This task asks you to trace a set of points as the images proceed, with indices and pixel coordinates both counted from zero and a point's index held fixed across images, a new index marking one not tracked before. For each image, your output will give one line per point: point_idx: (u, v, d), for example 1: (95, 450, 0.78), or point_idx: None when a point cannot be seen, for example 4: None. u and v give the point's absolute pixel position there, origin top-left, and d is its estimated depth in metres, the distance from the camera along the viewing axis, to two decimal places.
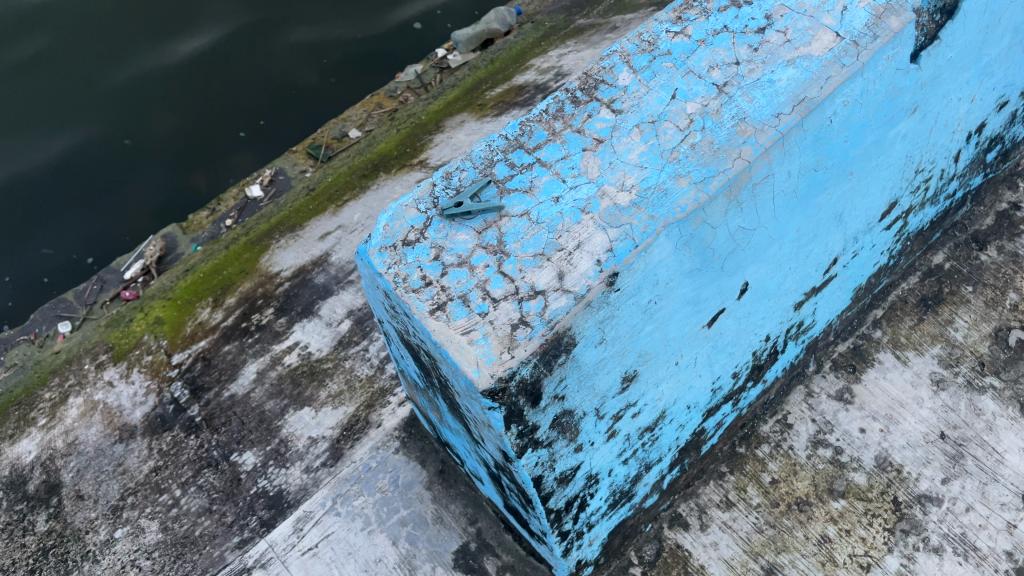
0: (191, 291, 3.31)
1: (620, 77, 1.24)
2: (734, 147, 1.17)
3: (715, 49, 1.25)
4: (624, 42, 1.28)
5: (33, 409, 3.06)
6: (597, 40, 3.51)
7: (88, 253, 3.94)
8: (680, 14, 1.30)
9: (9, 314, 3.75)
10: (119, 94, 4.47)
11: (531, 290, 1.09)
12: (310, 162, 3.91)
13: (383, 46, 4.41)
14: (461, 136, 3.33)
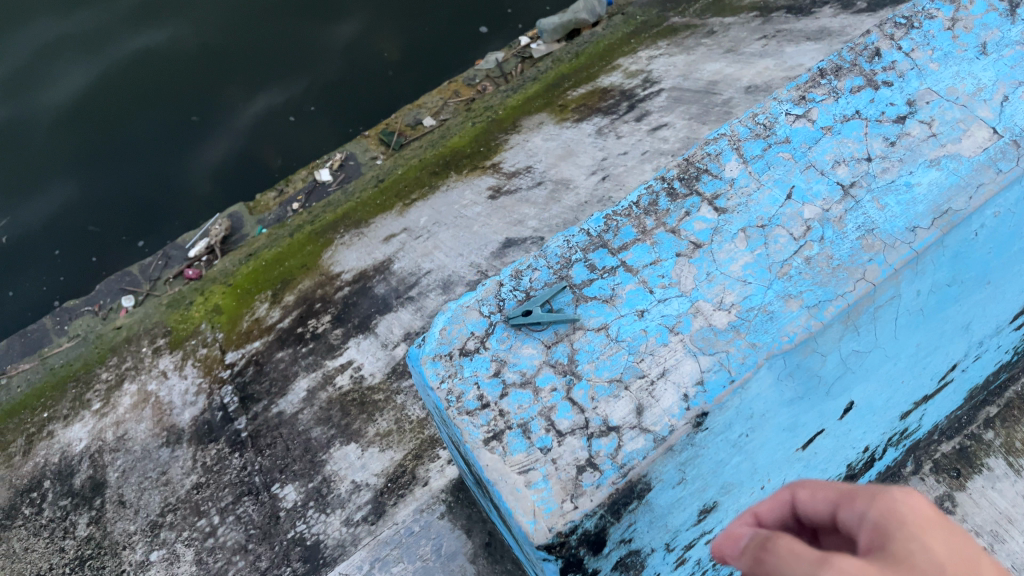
0: (251, 280, 3.25)
1: (727, 166, 1.10)
2: (857, 266, 0.98)
3: (843, 139, 1.08)
4: (735, 124, 1.14)
5: (89, 389, 3.09)
6: (692, 44, 3.27)
7: (143, 233, 3.90)
8: (804, 92, 1.14)
9: (60, 292, 3.75)
10: (178, 65, 4.32)
11: (604, 425, 0.94)
12: (382, 149, 3.80)
13: (460, 25, 4.26)
14: (538, 141, 3.15)
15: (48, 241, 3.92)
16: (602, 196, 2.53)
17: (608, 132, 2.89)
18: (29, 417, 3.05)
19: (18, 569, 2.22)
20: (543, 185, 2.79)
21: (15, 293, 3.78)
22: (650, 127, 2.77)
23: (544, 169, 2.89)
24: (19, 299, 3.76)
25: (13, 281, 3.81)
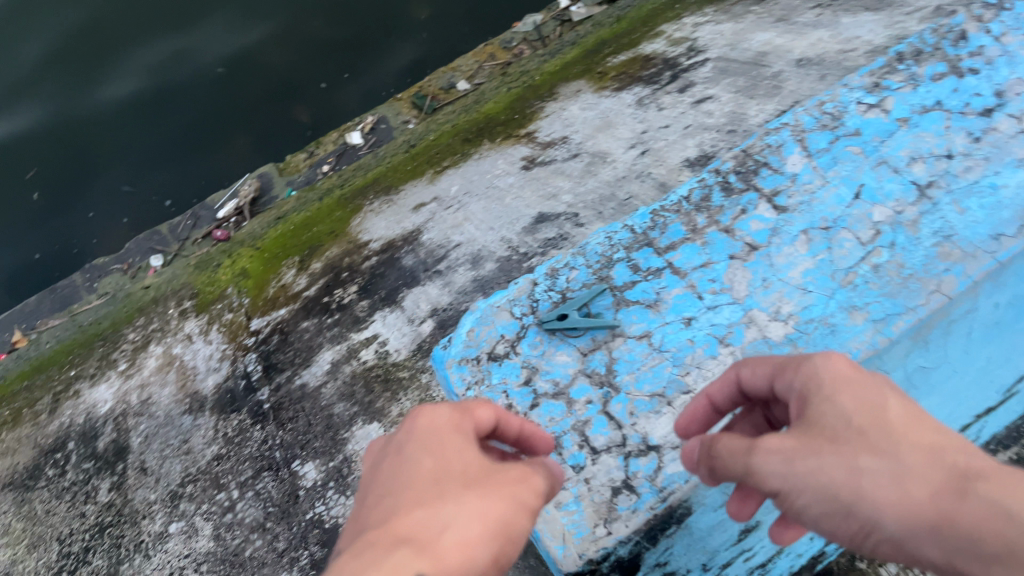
0: (279, 245, 3.20)
1: (790, 159, 1.44)
2: (932, 277, 1.24)
3: (918, 134, 1.42)
4: (803, 115, 1.50)
5: (115, 349, 3.06)
6: (740, 11, 3.11)
7: (175, 191, 3.87)
8: (879, 80, 1.50)
9: (92, 253, 3.74)
10: None
11: (643, 445, 1.20)
12: (414, 113, 3.72)
13: None
14: (575, 110, 3.04)
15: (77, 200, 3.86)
16: (641, 172, 2.45)
17: (649, 103, 2.77)
18: (56, 375, 3.05)
19: (38, 533, 2.21)
20: (580, 157, 2.69)
21: (46, 256, 3.74)
22: (694, 99, 2.65)
23: (581, 140, 2.79)
24: (52, 261, 3.72)
25: (44, 241, 3.75)
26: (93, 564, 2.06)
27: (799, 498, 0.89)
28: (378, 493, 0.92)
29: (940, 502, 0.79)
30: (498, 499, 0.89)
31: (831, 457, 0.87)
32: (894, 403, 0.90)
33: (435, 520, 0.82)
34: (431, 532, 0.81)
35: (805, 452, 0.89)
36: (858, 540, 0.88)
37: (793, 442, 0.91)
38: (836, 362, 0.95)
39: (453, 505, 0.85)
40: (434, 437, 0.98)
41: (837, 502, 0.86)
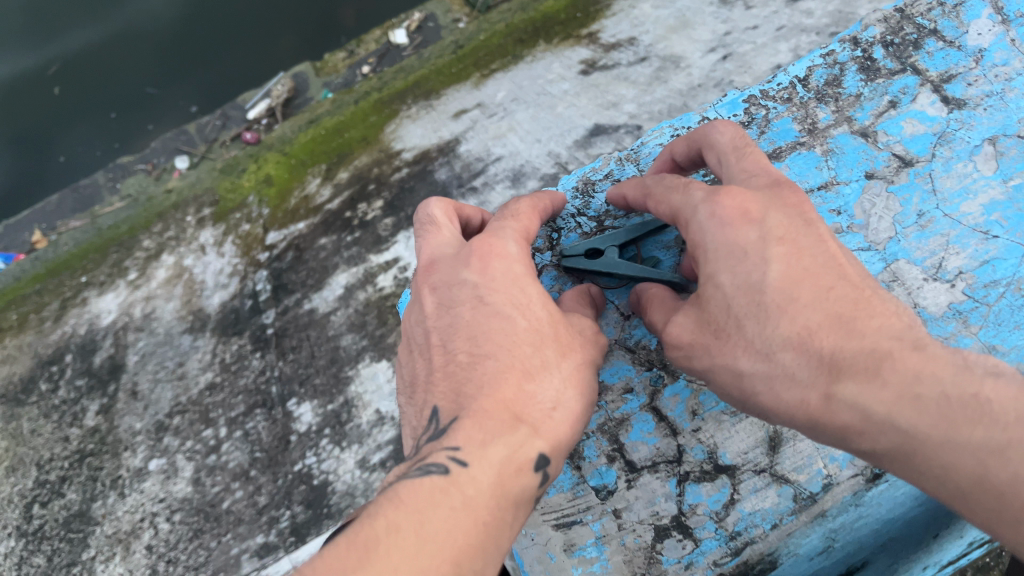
0: (308, 151, 2.90)
1: (971, 26, 1.58)
2: None
3: None
4: None
5: (129, 256, 2.85)
6: None
7: (203, 93, 3.54)
8: None
9: (110, 155, 3.46)
10: None
11: (706, 472, 1.32)
12: (466, 11, 3.32)
13: None
14: (646, 9, 2.62)
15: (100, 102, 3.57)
16: (721, 79, 2.16)
17: None
18: (67, 280, 2.85)
19: (19, 455, 2.20)
20: (648, 62, 2.31)
21: (67, 159, 3.49)
22: None
23: (651, 42, 2.37)
24: (71, 164, 3.48)
25: (64, 142, 3.52)
26: (69, 496, 2.13)
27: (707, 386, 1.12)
28: (470, 340, 1.10)
29: (815, 410, 0.99)
30: (580, 371, 1.12)
31: (719, 361, 1.06)
32: (774, 224, 1.05)
33: (546, 396, 1.07)
34: (543, 412, 1.06)
35: (699, 352, 1.09)
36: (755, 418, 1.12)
37: (689, 339, 1.10)
38: (711, 221, 1.07)
39: (561, 382, 1.08)
40: (515, 285, 1.13)
41: (733, 396, 1.09)
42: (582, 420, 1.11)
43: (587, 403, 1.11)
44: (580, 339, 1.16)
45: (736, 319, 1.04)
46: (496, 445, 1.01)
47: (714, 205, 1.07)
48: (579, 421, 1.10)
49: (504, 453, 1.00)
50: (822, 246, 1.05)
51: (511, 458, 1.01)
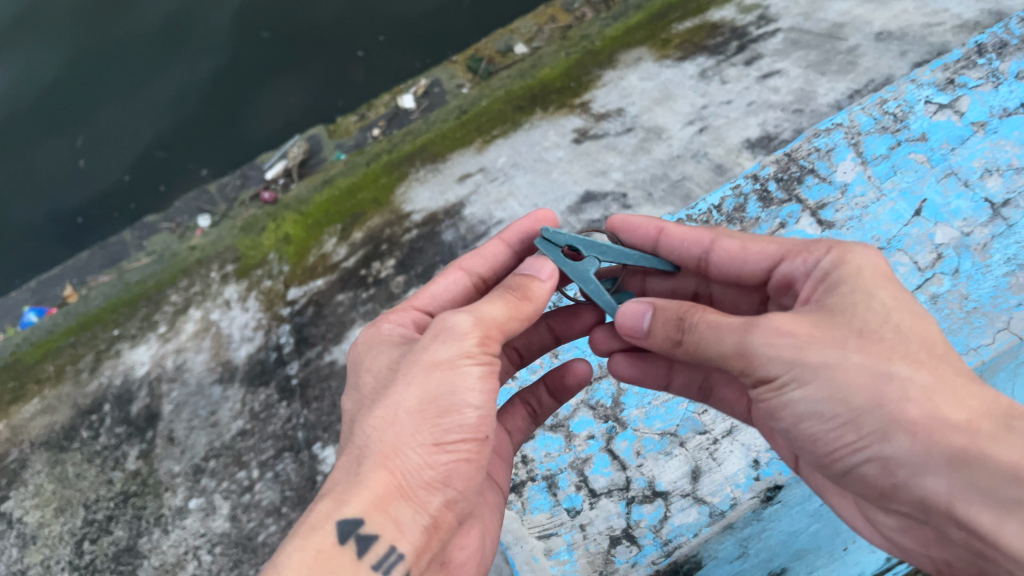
0: (323, 210, 3.13)
1: (837, 166, 2.14)
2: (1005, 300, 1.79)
3: (984, 148, 2.05)
4: (857, 118, 2.19)
5: (158, 310, 3.07)
6: None
7: (210, 157, 3.77)
8: (949, 83, 2.17)
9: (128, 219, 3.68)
10: None
11: (645, 494, 1.86)
12: (469, 77, 3.59)
13: None
14: (633, 81, 2.86)
15: (114, 165, 3.78)
16: (697, 151, 2.40)
17: (713, 77, 2.62)
18: (100, 333, 3.07)
19: (65, 497, 2.41)
20: (634, 132, 2.56)
21: (85, 221, 3.72)
22: (760, 73, 2.54)
23: (636, 113, 2.63)
24: (88, 224, 3.70)
25: (80, 203, 3.75)
26: (115, 534, 2.34)
27: (811, 386, 1.21)
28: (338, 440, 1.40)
29: (980, 433, 1.07)
30: (390, 414, 1.28)
31: (856, 356, 1.18)
32: None
33: (354, 460, 1.26)
34: (350, 475, 1.24)
35: (823, 343, 1.21)
36: (862, 442, 1.17)
37: (806, 333, 1.23)
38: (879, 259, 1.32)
39: (372, 432, 1.27)
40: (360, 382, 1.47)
41: (848, 400, 1.17)
42: (407, 451, 1.25)
43: (409, 429, 1.26)
44: (407, 369, 1.33)
45: (900, 331, 1.21)
46: (290, 540, 1.19)
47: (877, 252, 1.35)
48: (398, 457, 1.24)
49: (295, 548, 1.17)
50: None
51: (308, 544, 1.17)
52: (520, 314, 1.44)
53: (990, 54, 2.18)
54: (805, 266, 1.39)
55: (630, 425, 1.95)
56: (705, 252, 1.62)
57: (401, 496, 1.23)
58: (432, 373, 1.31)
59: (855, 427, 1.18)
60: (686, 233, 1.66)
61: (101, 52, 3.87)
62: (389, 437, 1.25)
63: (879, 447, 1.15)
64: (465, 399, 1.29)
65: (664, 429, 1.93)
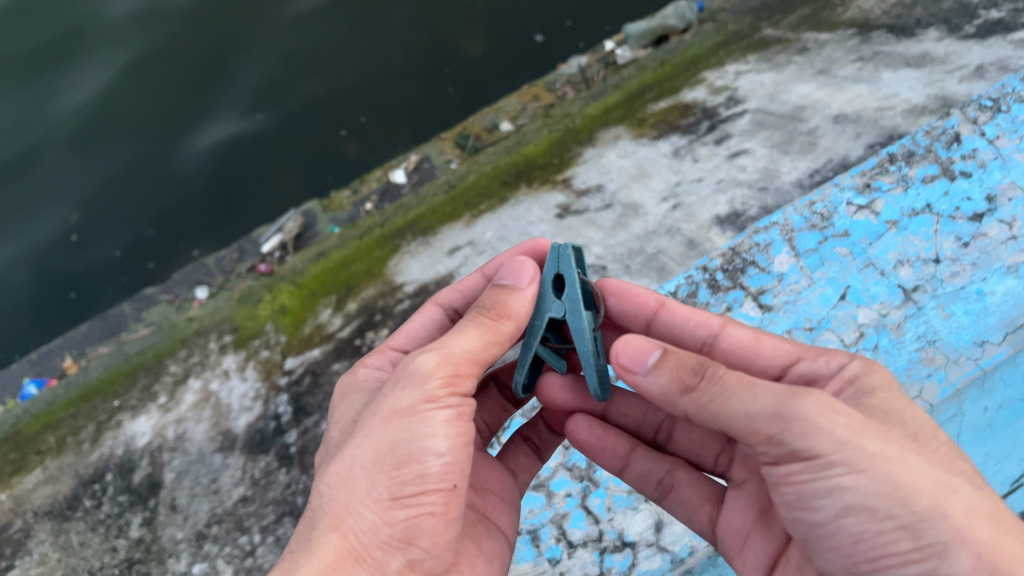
0: (318, 282, 3.26)
1: (776, 259, 2.38)
2: (929, 372, 2.09)
3: (903, 238, 2.33)
4: (791, 216, 2.45)
5: (157, 381, 3.17)
6: (783, 63, 3.13)
7: (206, 236, 3.91)
8: (868, 182, 2.45)
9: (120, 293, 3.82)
10: (210, 59, 4.14)
11: (615, 544, 2.00)
12: (457, 152, 3.77)
13: (533, 17, 4.07)
14: (612, 158, 3.05)
15: (105, 241, 3.92)
16: (671, 226, 2.62)
17: (686, 156, 2.83)
18: (100, 404, 3.16)
19: (70, 564, 2.49)
20: (613, 208, 2.76)
21: (77, 295, 3.85)
22: (728, 152, 2.79)
23: (614, 190, 2.82)
24: (81, 299, 3.84)
25: (73, 278, 3.87)
26: None
27: (865, 477, 1.26)
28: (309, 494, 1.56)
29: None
30: (349, 474, 1.44)
31: (915, 462, 1.28)
32: None
33: (315, 522, 1.43)
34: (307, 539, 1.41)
35: (876, 436, 1.29)
36: (916, 551, 1.24)
37: (857, 421, 1.30)
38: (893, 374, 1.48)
39: (329, 494, 1.44)
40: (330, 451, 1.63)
41: (901, 497, 1.25)
42: (363, 510, 1.40)
43: (365, 486, 1.42)
44: (367, 424, 1.50)
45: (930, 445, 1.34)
46: None
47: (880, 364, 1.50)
48: (355, 515, 1.40)
49: None
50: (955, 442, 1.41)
51: None
52: (487, 349, 1.61)
53: (900, 161, 2.46)
54: (828, 370, 1.53)
55: (602, 483, 2.07)
56: (712, 335, 1.75)
57: (354, 558, 1.37)
58: (391, 422, 1.47)
59: (912, 534, 1.24)
60: (688, 314, 1.82)
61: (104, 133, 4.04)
62: (348, 493, 1.42)
63: (937, 560, 1.22)
64: (425, 447, 1.44)
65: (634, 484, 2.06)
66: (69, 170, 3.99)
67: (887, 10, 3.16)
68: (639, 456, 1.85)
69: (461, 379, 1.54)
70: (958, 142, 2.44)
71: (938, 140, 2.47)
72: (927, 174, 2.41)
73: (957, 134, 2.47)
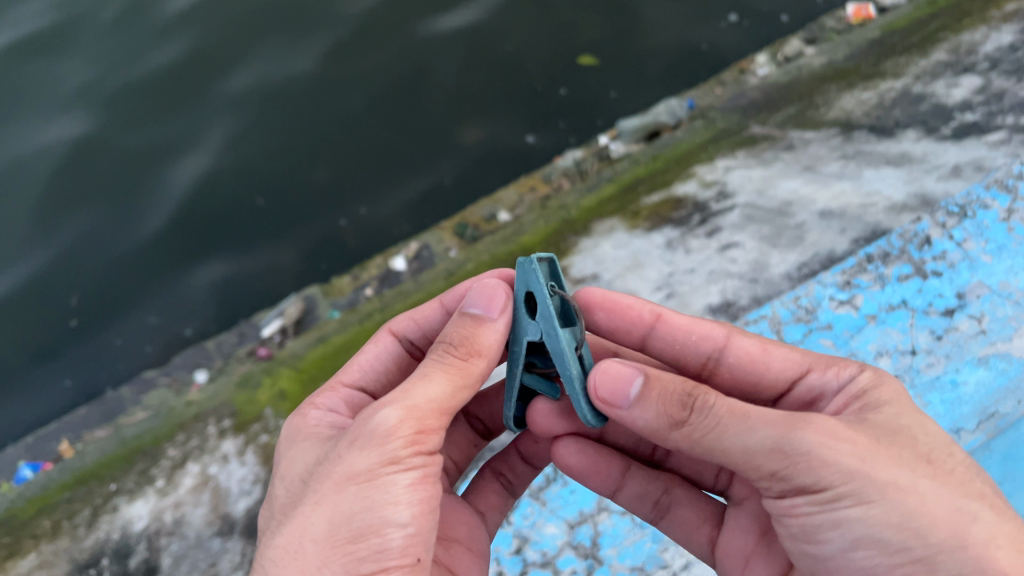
0: (318, 366, 3.36)
1: None
2: None
3: (884, 329, 2.53)
4: (777, 311, 2.63)
5: (156, 465, 3.17)
6: (770, 159, 3.27)
7: (202, 322, 3.97)
8: (847, 280, 2.64)
9: (117, 377, 3.84)
10: (218, 156, 4.37)
11: None
12: (456, 241, 3.88)
13: (525, 111, 4.24)
14: (607, 249, 3.13)
15: (104, 327, 3.99)
16: None
17: (679, 247, 2.96)
18: (96, 488, 3.15)
19: None
20: None
21: (72, 381, 3.87)
22: (719, 245, 2.92)
23: (610, 280, 2.94)
24: (77, 385, 3.86)
25: (70, 364, 3.92)
26: None
27: (875, 507, 1.49)
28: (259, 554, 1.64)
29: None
30: (303, 547, 1.53)
31: (925, 488, 1.50)
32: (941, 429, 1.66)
33: None
34: None
35: (884, 464, 1.52)
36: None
37: (862, 447, 1.54)
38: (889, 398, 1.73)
39: (280, 566, 1.53)
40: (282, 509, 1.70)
41: (914, 528, 1.47)
42: None
43: (321, 560, 1.52)
44: (322, 491, 1.59)
45: (937, 467, 1.56)
46: None
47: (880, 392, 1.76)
48: None
49: None
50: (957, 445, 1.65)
51: None
52: (453, 395, 1.76)
53: (877, 261, 2.66)
54: (840, 381, 1.88)
55: (607, 561, 2.39)
56: (719, 348, 2.07)
57: None
58: (348, 488, 1.57)
59: (927, 565, 1.46)
60: (688, 330, 2.14)
61: (115, 222, 4.26)
62: (298, 566, 1.51)
63: None
64: (385, 519, 1.55)
65: (634, 565, 2.38)
66: (81, 256, 4.18)
67: (868, 110, 3.32)
68: (632, 477, 2.19)
69: (423, 437, 1.66)
70: (929, 244, 2.65)
71: (910, 243, 2.67)
72: (901, 273, 2.62)
73: (929, 237, 2.68)
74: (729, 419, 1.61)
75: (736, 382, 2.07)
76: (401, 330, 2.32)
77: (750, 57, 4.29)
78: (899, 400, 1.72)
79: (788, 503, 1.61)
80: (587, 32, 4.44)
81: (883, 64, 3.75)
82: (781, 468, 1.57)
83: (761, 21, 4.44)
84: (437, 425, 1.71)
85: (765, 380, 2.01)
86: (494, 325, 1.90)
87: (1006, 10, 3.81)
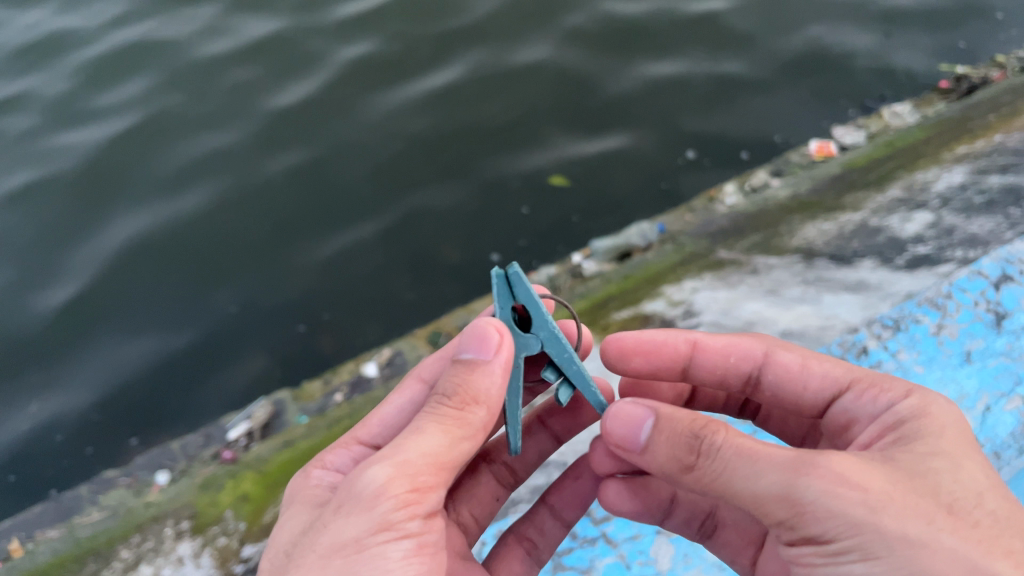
0: (283, 470, 3.33)
1: None
2: None
3: None
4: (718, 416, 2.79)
5: (107, 567, 3.09)
6: (736, 282, 3.41)
7: (148, 425, 3.94)
8: None
9: (67, 478, 3.77)
10: (194, 257, 4.49)
11: None
12: (429, 348, 3.90)
13: (496, 233, 4.42)
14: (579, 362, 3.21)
15: (54, 426, 3.96)
16: None
17: None
18: None
19: None
20: None
21: (17, 479, 3.80)
22: None
23: None
24: (22, 483, 3.78)
25: (20, 463, 3.85)
26: None
27: (881, 563, 1.56)
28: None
29: None
30: None
31: (934, 542, 1.53)
32: (974, 471, 1.66)
33: None
34: None
35: (893, 513, 1.57)
36: None
37: (875, 497, 1.59)
38: (921, 429, 1.78)
39: None
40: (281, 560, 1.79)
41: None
42: None
43: None
44: (311, 558, 1.70)
45: (958, 515, 1.57)
46: None
47: (922, 420, 1.81)
48: None
49: None
50: (992, 484, 1.65)
51: None
52: (450, 442, 1.88)
53: None
54: (877, 406, 1.97)
55: None
56: (760, 365, 2.29)
57: None
58: (335, 560, 1.67)
59: None
60: (719, 348, 2.38)
61: (92, 318, 4.32)
62: None
63: None
64: None
65: None
66: (55, 357, 4.20)
67: (829, 240, 3.49)
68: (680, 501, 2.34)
69: (417, 497, 1.78)
70: (866, 353, 2.78)
71: (850, 351, 2.80)
72: None
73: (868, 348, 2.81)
74: (738, 463, 1.73)
75: (778, 400, 2.29)
76: (428, 373, 2.52)
77: (718, 187, 4.54)
78: (937, 433, 1.75)
79: (797, 551, 1.73)
80: (562, 158, 4.71)
81: (844, 198, 3.94)
82: (789, 516, 1.67)
83: (723, 158, 4.73)
84: (433, 481, 1.83)
85: (804, 398, 2.20)
86: (487, 367, 1.96)
87: (958, 151, 4.01)
